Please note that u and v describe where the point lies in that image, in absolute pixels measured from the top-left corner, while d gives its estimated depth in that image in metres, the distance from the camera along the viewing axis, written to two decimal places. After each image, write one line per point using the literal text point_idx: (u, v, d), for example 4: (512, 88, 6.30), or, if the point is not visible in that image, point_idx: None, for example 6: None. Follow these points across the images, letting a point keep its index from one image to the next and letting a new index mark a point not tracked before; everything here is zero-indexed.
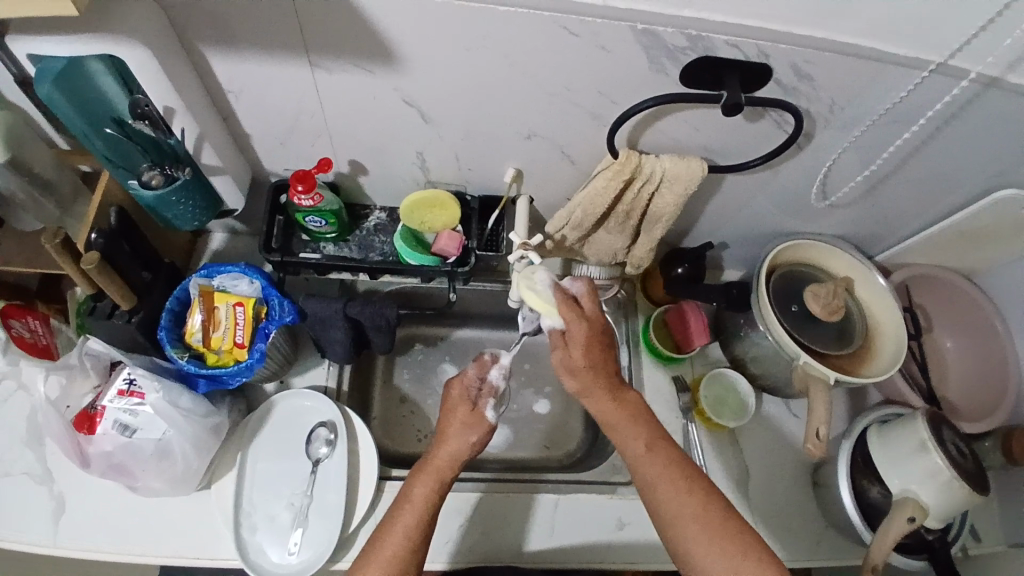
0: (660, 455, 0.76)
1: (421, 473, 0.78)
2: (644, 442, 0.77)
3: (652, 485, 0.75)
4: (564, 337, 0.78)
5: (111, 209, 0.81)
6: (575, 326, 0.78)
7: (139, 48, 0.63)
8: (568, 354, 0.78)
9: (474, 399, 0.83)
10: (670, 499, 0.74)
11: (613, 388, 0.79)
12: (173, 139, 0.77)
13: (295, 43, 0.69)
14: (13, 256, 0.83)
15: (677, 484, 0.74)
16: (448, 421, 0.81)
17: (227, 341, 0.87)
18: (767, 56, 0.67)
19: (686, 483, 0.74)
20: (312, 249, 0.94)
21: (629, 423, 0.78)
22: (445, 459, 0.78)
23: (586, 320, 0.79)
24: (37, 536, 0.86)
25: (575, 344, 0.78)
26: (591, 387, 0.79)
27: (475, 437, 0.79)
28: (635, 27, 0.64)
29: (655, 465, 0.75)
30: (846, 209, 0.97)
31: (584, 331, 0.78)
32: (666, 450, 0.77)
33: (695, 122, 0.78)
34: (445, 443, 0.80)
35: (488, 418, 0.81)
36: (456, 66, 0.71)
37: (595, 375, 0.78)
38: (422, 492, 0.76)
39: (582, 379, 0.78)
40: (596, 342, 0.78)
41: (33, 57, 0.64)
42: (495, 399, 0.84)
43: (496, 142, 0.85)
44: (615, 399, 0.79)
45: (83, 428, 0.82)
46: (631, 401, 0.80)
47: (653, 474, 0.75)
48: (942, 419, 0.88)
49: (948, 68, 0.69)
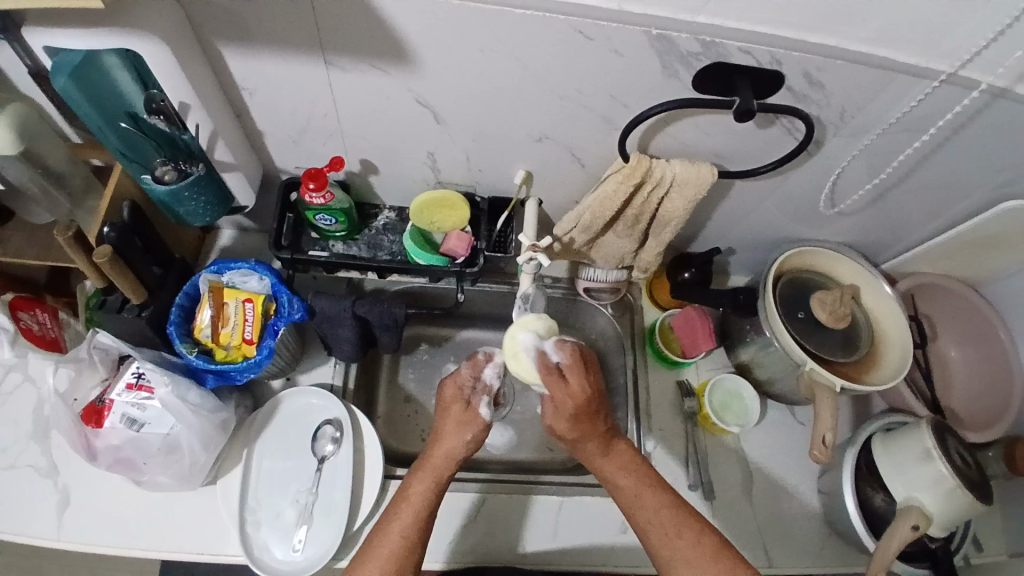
0: (650, 500, 0.78)
1: (418, 473, 0.79)
2: (634, 488, 0.79)
3: (643, 530, 0.78)
4: (551, 407, 0.78)
5: (124, 204, 0.82)
6: (561, 402, 0.77)
7: (156, 44, 0.63)
8: (555, 423, 0.79)
9: (467, 398, 0.82)
10: (662, 543, 0.76)
11: (604, 444, 0.81)
12: (186, 135, 0.77)
13: (310, 42, 0.69)
14: (24, 248, 0.84)
15: (668, 526, 0.76)
16: (443, 423, 0.81)
17: (235, 336, 0.87)
18: (779, 63, 0.67)
19: (677, 526, 0.76)
20: (321, 247, 0.95)
21: (619, 470, 0.80)
22: (441, 458, 0.79)
23: (569, 394, 0.76)
24: (41, 528, 0.86)
25: (561, 415, 0.77)
26: (582, 447, 0.81)
27: (471, 436, 0.80)
28: (650, 32, 0.64)
29: (646, 510, 0.78)
30: (853, 217, 0.97)
31: (572, 404, 0.76)
32: (656, 493, 0.78)
33: (705, 127, 0.79)
34: (440, 442, 0.80)
35: (482, 415, 0.81)
36: (470, 67, 0.72)
37: (584, 438, 0.79)
38: (420, 491, 0.77)
39: (573, 441, 0.80)
40: (583, 413, 0.77)
41: (50, 50, 0.65)
42: (491, 397, 0.83)
43: (506, 144, 0.86)
44: (605, 453, 0.81)
45: (91, 422, 0.82)
46: (621, 452, 0.82)
47: (644, 518, 0.77)
48: (946, 428, 0.88)
49: (958, 78, 0.69)
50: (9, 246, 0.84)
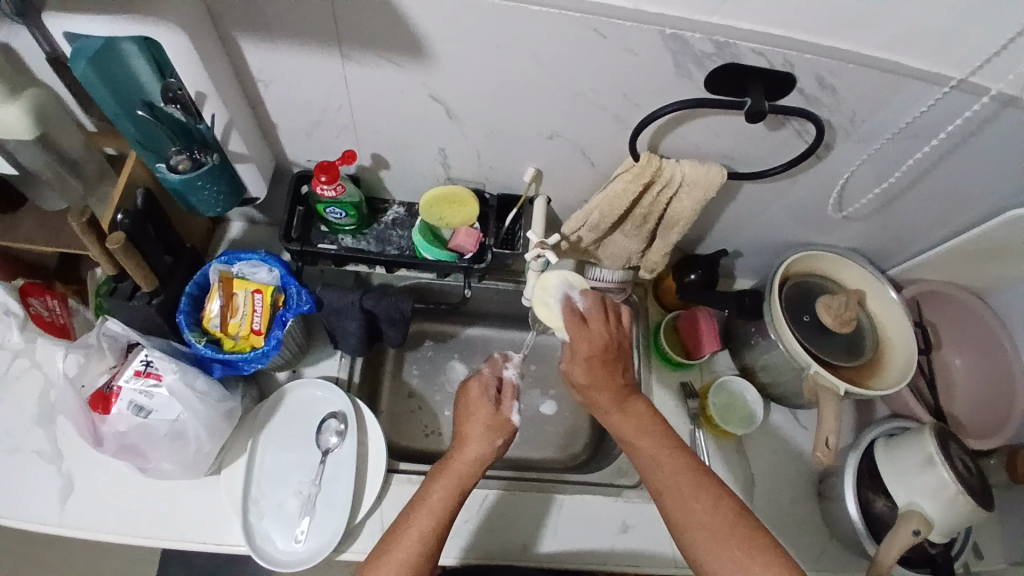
0: (666, 464, 0.75)
1: (441, 478, 0.77)
2: (651, 450, 0.77)
3: (658, 494, 0.75)
4: (569, 352, 0.79)
5: (137, 191, 0.82)
6: (578, 343, 0.79)
7: (179, 34, 0.64)
8: (572, 370, 0.79)
9: (496, 401, 0.83)
10: (677, 510, 0.72)
11: (620, 400, 0.79)
12: (202, 124, 0.77)
13: (328, 35, 0.70)
14: (35, 233, 0.84)
15: (684, 490, 0.73)
16: (470, 422, 0.81)
17: (244, 326, 0.88)
18: (791, 65, 0.68)
19: (693, 491, 0.72)
20: (330, 241, 0.96)
21: (638, 432, 0.78)
22: (467, 462, 0.78)
23: (588, 337, 0.78)
24: (42, 514, 0.86)
25: (577, 359, 0.79)
26: (598, 402, 0.80)
27: (499, 442, 0.80)
28: (664, 32, 0.65)
29: (662, 473, 0.75)
30: (860, 221, 0.98)
31: (588, 346, 0.78)
32: (674, 457, 0.75)
33: (716, 129, 0.79)
34: (467, 445, 0.79)
35: (512, 422, 0.81)
36: (485, 64, 0.72)
37: (600, 391, 0.79)
38: (440, 496, 0.76)
39: (588, 395, 0.80)
40: (598, 357, 0.78)
41: (70, 36, 0.65)
42: (517, 401, 0.84)
43: (518, 141, 0.86)
44: (621, 408, 0.79)
45: (98, 408, 0.83)
46: (637, 411, 0.79)
47: (660, 481, 0.75)
48: (950, 434, 0.89)
49: (968, 84, 0.70)
50: (19, 230, 0.84)
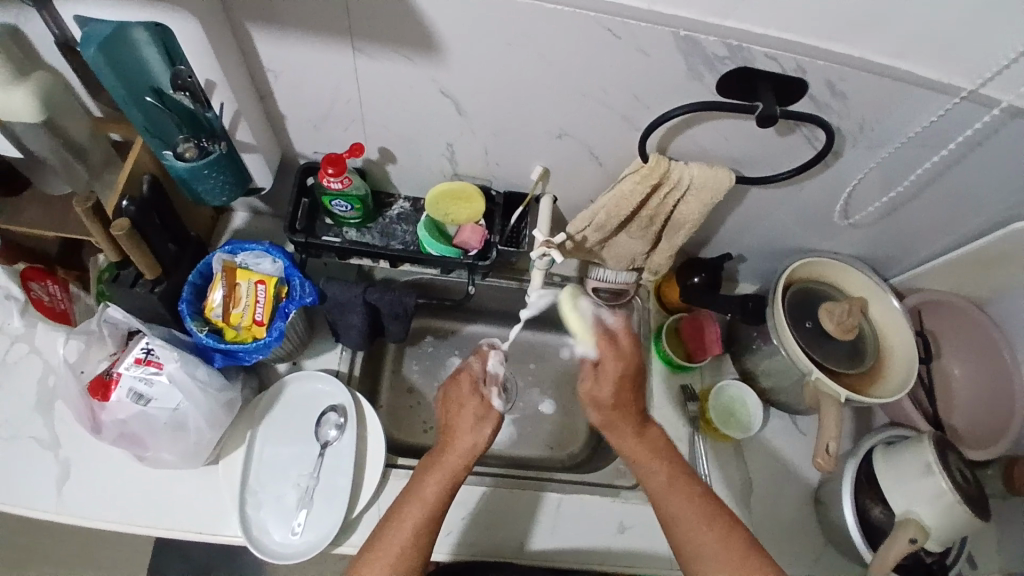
0: (680, 493, 0.77)
1: (433, 471, 0.77)
2: (666, 477, 0.78)
3: (667, 520, 0.77)
4: (596, 370, 0.78)
5: (144, 178, 0.82)
6: (608, 362, 0.78)
7: (189, 21, 0.64)
8: (596, 389, 0.78)
9: (482, 392, 0.82)
10: (685, 536, 0.75)
11: (637, 424, 0.80)
12: (210, 112, 0.76)
13: (340, 27, 0.70)
14: (38, 217, 0.84)
15: (696, 518, 0.75)
16: (460, 414, 0.80)
17: (246, 317, 0.87)
18: (803, 71, 0.68)
19: (707, 520, 0.75)
20: (334, 234, 0.95)
21: (653, 458, 0.79)
22: (460, 454, 0.77)
23: (620, 356, 0.78)
24: (39, 501, 0.85)
25: (606, 379, 0.78)
26: (616, 424, 0.79)
27: (488, 431, 0.79)
28: (677, 33, 0.65)
29: (673, 500, 0.77)
30: (864, 229, 0.98)
31: (618, 366, 0.78)
32: (689, 484, 0.78)
33: (726, 132, 0.79)
34: (457, 436, 0.79)
35: (495, 408, 0.81)
36: (496, 61, 0.72)
37: (623, 415, 0.79)
38: (434, 490, 0.75)
39: (609, 417, 0.79)
40: (628, 380, 0.78)
41: (80, 20, 0.64)
42: (499, 389, 0.84)
43: (526, 139, 0.86)
44: (639, 434, 0.80)
45: (97, 395, 0.82)
46: (654, 437, 0.80)
47: (671, 510, 0.76)
48: (949, 444, 0.89)
49: (979, 95, 0.70)
50: (23, 213, 0.84)
